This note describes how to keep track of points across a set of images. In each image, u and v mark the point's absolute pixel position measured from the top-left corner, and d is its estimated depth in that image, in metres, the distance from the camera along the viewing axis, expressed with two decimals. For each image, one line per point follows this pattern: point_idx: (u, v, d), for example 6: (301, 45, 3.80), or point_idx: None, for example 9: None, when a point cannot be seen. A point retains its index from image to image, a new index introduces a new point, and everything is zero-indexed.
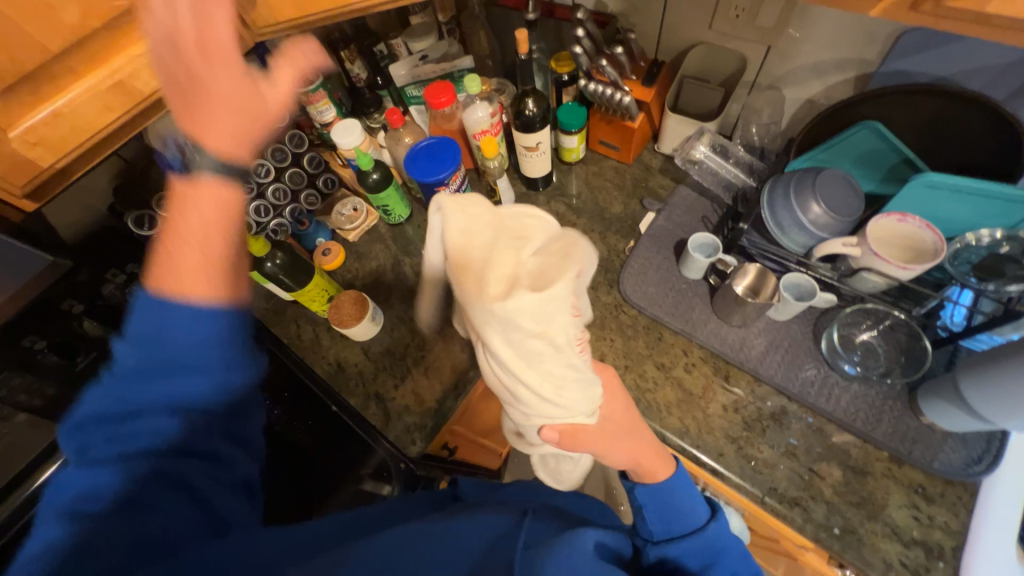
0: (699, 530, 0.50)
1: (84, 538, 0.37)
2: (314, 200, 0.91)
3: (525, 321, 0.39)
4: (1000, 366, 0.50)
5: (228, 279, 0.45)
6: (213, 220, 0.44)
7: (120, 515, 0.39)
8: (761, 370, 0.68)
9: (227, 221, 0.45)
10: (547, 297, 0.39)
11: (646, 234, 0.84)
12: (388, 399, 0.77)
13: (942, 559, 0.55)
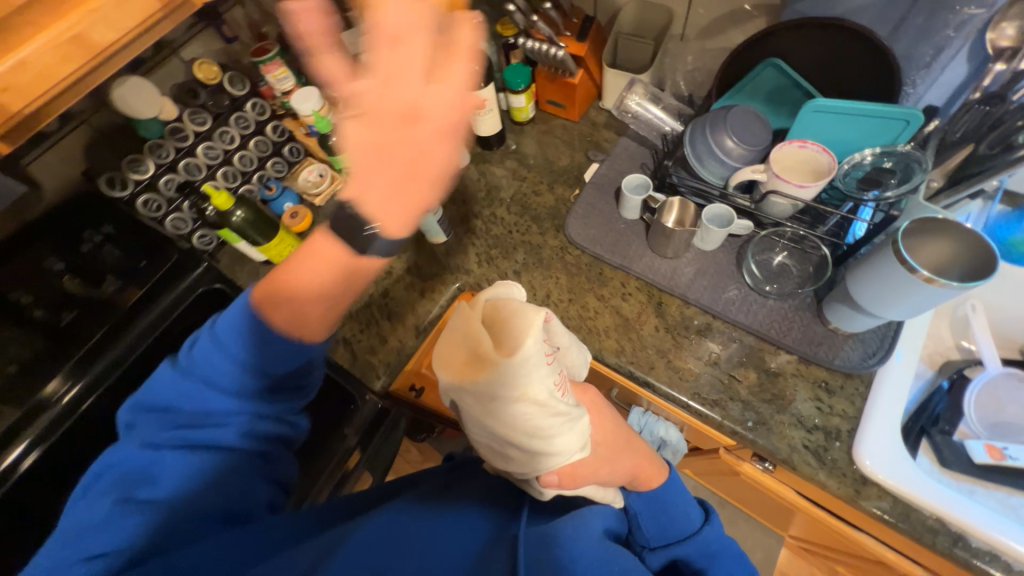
0: (694, 533, 0.61)
1: (154, 516, 0.47)
2: (281, 167, 0.96)
3: (508, 385, 0.49)
4: (874, 260, 0.57)
5: (320, 296, 0.46)
6: (340, 270, 0.46)
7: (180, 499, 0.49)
8: (689, 294, 0.75)
9: (349, 284, 0.47)
10: (517, 360, 0.49)
11: (590, 182, 0.90)
12: (355, 342, 0.84)
13: (839, 440, 0.63)
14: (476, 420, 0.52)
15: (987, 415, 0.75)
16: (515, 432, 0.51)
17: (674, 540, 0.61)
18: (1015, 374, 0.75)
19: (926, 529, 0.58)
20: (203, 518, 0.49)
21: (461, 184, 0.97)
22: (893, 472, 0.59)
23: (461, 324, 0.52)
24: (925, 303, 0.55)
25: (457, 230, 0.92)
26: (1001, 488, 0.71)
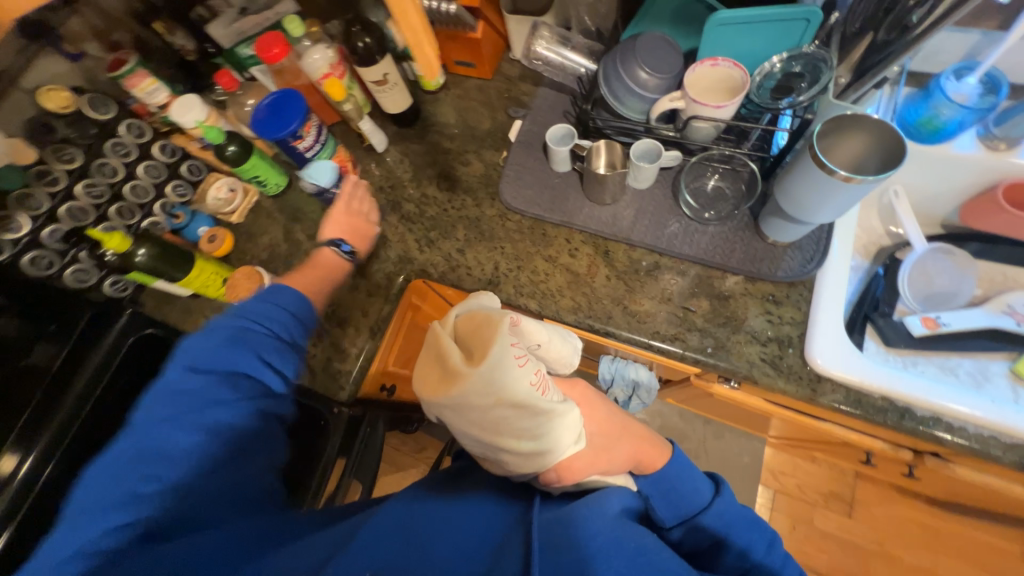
0: (707, 506, 0.62)
1: (171, 502, 0.50)
2: (185, 191, 0.87)
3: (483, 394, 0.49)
4: (796, 168, 0.57)
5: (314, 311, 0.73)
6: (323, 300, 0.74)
7: (196, 480, 0.52)
8: (633, 236, 0.75)
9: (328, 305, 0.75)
10: (489, 364, 0.49)
11: (516, 142, 0.86)
12: (309, 358, 0.80)
13: (792, 346, 0.66)
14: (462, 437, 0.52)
15: (919, 290, 0.81)
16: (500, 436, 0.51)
17: (690, 514, 0.62)
18: (938, 248, 0.80)
19: (878, 410, 0.62)
20: (217, 504, 0.52)
21: (384, 169, 0.92)
22: (852, 367, 0.63)
23: (431, 344, 0.52)
24: (848, 201, 0.57)
25: (391, 219, 0.87)
26: (938, 354, 0.78)
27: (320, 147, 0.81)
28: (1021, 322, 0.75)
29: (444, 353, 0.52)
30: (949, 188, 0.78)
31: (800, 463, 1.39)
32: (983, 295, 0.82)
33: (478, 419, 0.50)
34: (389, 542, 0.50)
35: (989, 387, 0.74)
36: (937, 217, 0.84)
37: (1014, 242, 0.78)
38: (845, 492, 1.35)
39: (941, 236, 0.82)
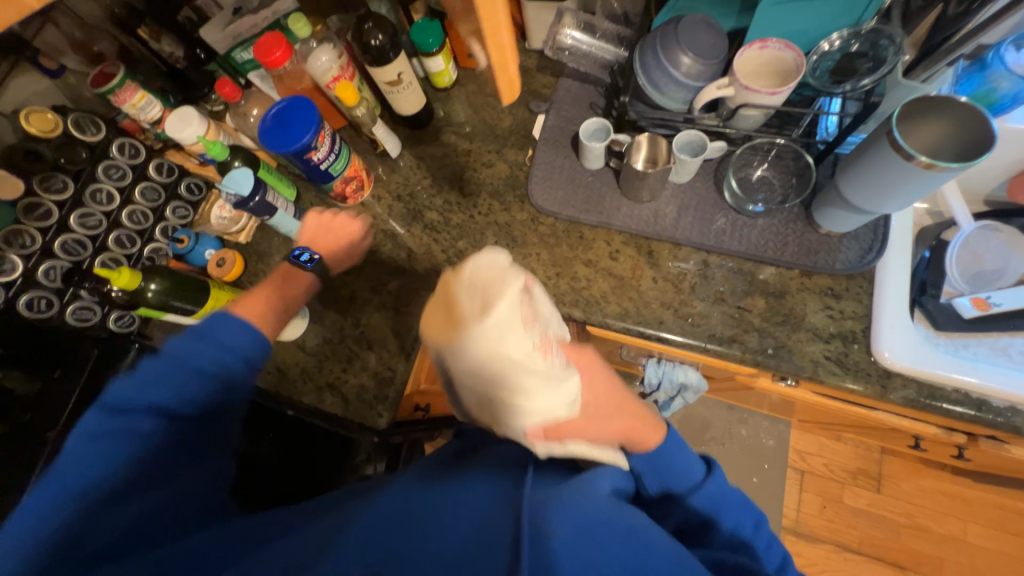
0: (698, 485, 0.57)
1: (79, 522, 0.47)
2: (186, 211, 0.81)
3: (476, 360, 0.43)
4: (867, 155, 0.53)
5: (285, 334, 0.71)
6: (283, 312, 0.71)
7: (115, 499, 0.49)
8: (678, 235, 0.71)
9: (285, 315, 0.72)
10: (493, 319, 0.42)
11: (541, 139, 0.81)
12: (341, 386, 0.75)
13: (857, 342, 0.63)
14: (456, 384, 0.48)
15: (966, 271, 0.79)
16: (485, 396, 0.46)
17: (680, 492, 0.57)
18: (984, 226, 0.78)
19: (952, 402, 0.60)
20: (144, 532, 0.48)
21: (400, 176, 0.86)
22: (921, 358, 0.60)
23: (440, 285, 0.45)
24: (923, 190, 0.53)
25: (413, 229, 0.82)
26: (990, 335, 0.76)
27: (335, 157, 0.75)
28: None
29: (445, 300, 0.44)
30: (998, 164, 0.75)
31: (827, 443, 1.38)
32: None
33: (470, 372, 0.44)
34: (373, 535, 0.43)
35: None
36: (980, 193, 0.82)
37: None
38: (872, 469, 1.35)
39: (986, 213, 0.80)
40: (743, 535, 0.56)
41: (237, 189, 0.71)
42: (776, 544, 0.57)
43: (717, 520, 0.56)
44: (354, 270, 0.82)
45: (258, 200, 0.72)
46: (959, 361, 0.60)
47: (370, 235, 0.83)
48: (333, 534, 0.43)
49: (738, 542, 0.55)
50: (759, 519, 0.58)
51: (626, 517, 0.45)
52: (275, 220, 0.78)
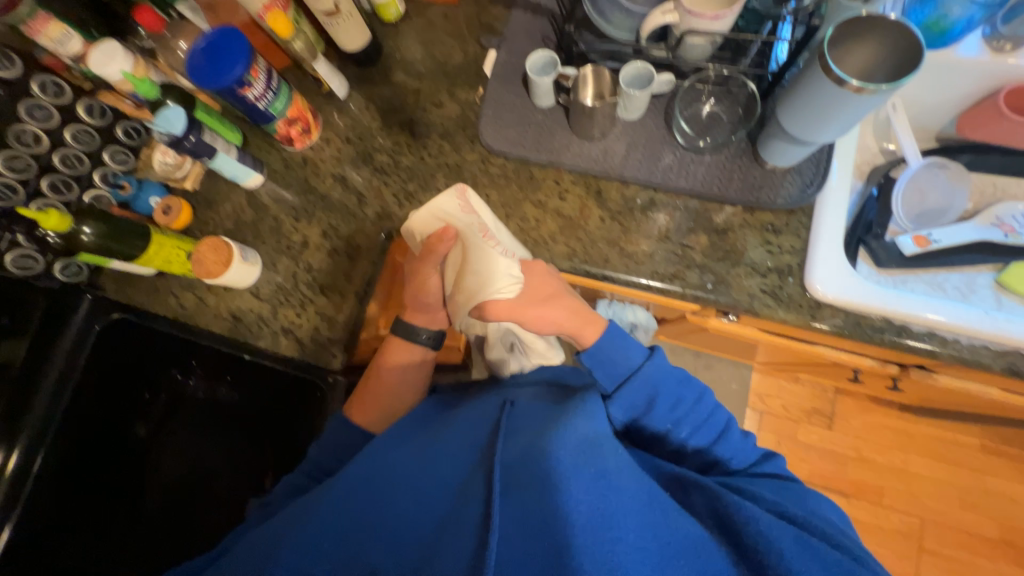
0: (638, 369, 0.63)
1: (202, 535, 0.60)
2: (125, 157, 0.79)
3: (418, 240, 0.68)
4: (801, 81, 0.53)
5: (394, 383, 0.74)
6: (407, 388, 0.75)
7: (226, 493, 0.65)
8: (626, 173, 0.71)
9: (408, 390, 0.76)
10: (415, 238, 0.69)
11: (492, 76, 0.79)
12: (296, 329, 0.76)
13: (792, 275, 0.65)
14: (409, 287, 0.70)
15: (911, 209, 0.80)
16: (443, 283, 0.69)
17: (626, 378, 0.63)
18: (932, 163, 0.79)
19: (876, 330, 0.63)
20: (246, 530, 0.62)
21: (349, 118, 0.83)
22: (857, 292, 0.62)
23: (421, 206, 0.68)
24: (854, 117, 0.53)
25: (364, 173, 0.80)
26: (928, 271, 0.78)
27: (273, 96, 0.73)
28: (1009, 232, 0.77)
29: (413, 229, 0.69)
30: (947, 99, 0.75)
31: (785, 385, 1.45)
32: (973, 208, 0.82)
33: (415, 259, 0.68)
34: (373, 490, 0.55)
35: (974, 297, 0.76)
36: (931, 130, 0.82)
37: (1009, 151, 0.77)
38: (826, 407, 1.43)
39: (934, 151, 0.81)
40: (684, 408, 0.62)
41: (170, 128, 0.68)
42: (719, 411, 0.64)
43: (658, 398, 0.62)
44: (305, 216, 0.81)
45: (192, 142, 0.70)
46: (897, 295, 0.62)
47: (320, 179, 0.82)
48: (346, 494, 0.55)
49: (675, 416, 0.62)
50: (703, 389, 0.64)
51: (596, 461, 0.51)
52: (214, 162, 0.75)
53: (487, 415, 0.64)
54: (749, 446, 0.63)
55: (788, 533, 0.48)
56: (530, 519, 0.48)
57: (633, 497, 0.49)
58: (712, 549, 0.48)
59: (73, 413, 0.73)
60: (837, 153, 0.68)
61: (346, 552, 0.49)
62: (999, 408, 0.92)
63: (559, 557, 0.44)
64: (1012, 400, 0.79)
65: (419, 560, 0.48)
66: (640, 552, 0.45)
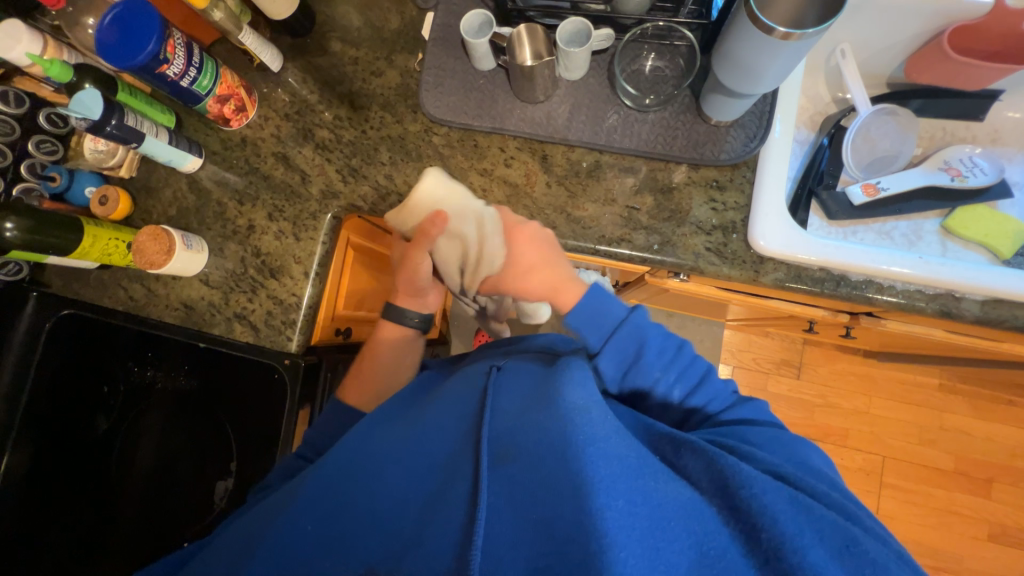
0: (621, 320, 0.59)
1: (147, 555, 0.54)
2: (53, 146, 0.76)
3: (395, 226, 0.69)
4: (730, 31, 0.52)
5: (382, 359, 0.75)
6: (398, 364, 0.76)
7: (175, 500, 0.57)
8: (571, 135, 0.69)
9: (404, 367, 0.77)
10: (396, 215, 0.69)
11: (430, 40, 0.75)
12: (249, 315, 0.76)
13: (736, 232, 0.65)
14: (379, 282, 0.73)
15: (862, 158, 0.80)
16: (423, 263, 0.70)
17: (611, 330, 0.59)
18: (882, 110, 0.78)
19: (817, 281, 0.64)
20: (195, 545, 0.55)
21: (286, 93, 0.79)
22: (806, 249, 0.63)
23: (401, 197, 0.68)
24: (789, 64, 0.52)
25: (305, 151, 0.78)
26: (877, 220, 0.78)
27: (197, 73, 0.69)
28: (956, 175, 0.77)
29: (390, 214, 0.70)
30: (896, 42, 0.74)
31: (755, 339, 1.49)
32: (923, 154, 0.82)
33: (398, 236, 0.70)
34: (339, 486, 0.50)
35: (921, 244, 0.77)
36: (882, 76, 0.81)
37: (958, 92, 0.77)
38: (794, 358, 1.48)
39: (885, 97, 0.80)
40: (667, 357, 0.58)
41: (87, 113, 0.65)
42: (701, 360, 0.60)
43: (646, 349, 0.58)
44: (249, 198, 0.78)
45: (113, 127, 0.66)
46: (847, 249, 0.63)
47: (262, 159, 0.79)
48: (300, 495, 0.49)
49: (665, 365, 0.58)
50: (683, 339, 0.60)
51: (583, 426, 0.44)
52: (144, 148, 0.72)
53: (473, 386, 0.58)
54: (727, 392, 0.59)
55: (783, 495, 0.40)
56: (511, 499, 0.43)
57: (621, 462, 0.42)
58: (708, 515, 0.40)
59: (33, 411, 0.73)
60: (778, 106, 0.67)
61: (327, 542, 0.45)
62: (949, 349, 0.96)
63: (545, 534, 0.40)
64: (956, 341, 0.82)
65: (401, 549, 0.43)
66: (628, 521, 0.38)
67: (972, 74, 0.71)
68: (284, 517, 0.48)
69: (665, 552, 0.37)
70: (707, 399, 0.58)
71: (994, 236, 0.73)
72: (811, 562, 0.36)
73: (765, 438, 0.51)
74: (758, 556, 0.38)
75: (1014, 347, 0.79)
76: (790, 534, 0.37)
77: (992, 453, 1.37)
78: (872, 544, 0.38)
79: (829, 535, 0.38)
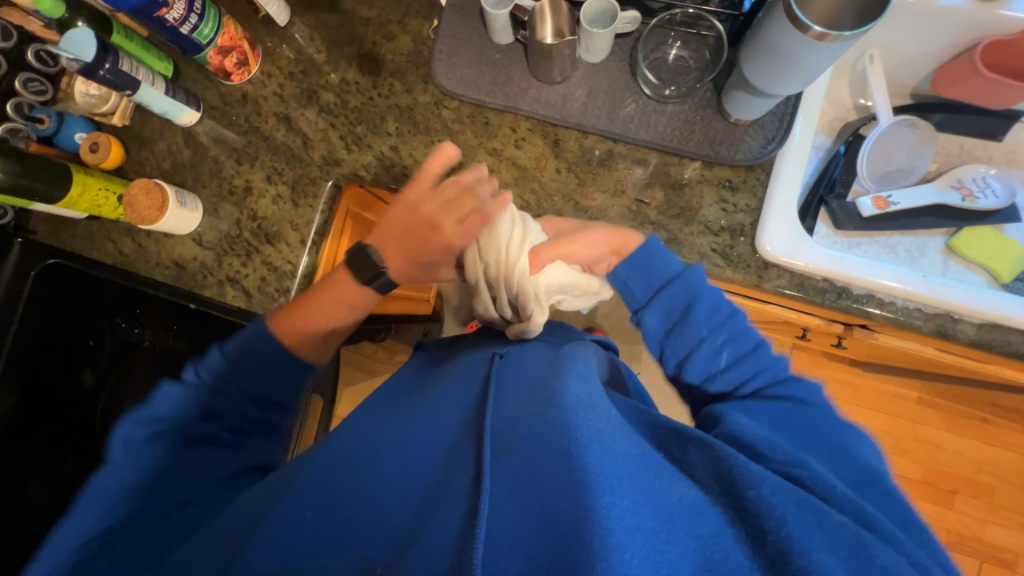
0: (678, 273, 0.57)
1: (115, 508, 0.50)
2: (41, 86, 0.72)
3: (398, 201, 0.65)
4: (763, 26, 0.49)
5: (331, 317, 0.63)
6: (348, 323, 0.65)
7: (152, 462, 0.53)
8: (585, 121, 0.67)
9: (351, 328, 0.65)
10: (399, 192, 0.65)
11: (447, 6, 0.71)
12: (242, 279, 0.74)
13: (744, 235, 0.64)
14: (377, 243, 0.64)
15: (876, 169, 0.79)
16: (448, 217, 0.63)
17: (662, 283, 0.58)
18: (903, 121, 0.77)
19: (818, 291, 0.64)
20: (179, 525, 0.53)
21: (291, 50, 0.76)
22: (813, 257, 0.62)
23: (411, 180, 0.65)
24: (818, 66, 0.50)
25: (309, 113, 0.74)
26: (882, 235, 0.78)
27: (198, 20, 0.65)
28: (967, 195, 0.77)
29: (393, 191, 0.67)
30: (926, 51, 0.72)
31: None
32: (936, 170, 0.81)
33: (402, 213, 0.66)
34: (327, 470, 0.46)
35: (923, 261, 0.76)
36: (906, 86, 0.79)
37: (980, 110, 0.76)
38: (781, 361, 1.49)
39: (907, 108, 0.78)
40: (722, 314, 0.55)
41: (78, 54, 0.61)
42: (753, 326, 0.55)
43: (696, 306, 0.55)
44: (248, 159, 0.75)
45: (106, 71, 0.63)
46: (855, 262, 0.62)
47: (262, 119, 0.76)
48: (289, 478, 0.47)
49: (714, 326, 0.55)
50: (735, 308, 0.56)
51: (585, 420, 0.42)
52: (139, 97, 0.69)
53: (473, 376, 0.56)
54: (781, 365, 0.54)
55: (791, 497, 0.37)
56: (512, 492, 0.40)
57: (626, 458, 0.39)
58: (712, 517, 0.37)
59: (15, 357, 0.71)
60: (800, 108, 0.65)
61: (318, 534, 0.40)
62: (935, 366, 0.97)
63: (545, 528, 0.36)
64: (944, 359, 0.83)
65: (392, 542, 0.38)
66: (632, 521, 0.35)
67: (998, 92, 0.70)
68: (285, 500, 0.43)
69: (669, 554, 0.33)
70: (749, 371, 0.53)
71: (997, 259, 0.73)
72: (818, 566, 0.33)
73: (804, 420, 0.47)
74: (762, 558, 0.35)
75: (1001, 370, 0.80)
76: (800, 540, 0.34)
77: (960, 467, 1.42)
78: (885, 553, 0.34)
79: (837, 541, 0.35)
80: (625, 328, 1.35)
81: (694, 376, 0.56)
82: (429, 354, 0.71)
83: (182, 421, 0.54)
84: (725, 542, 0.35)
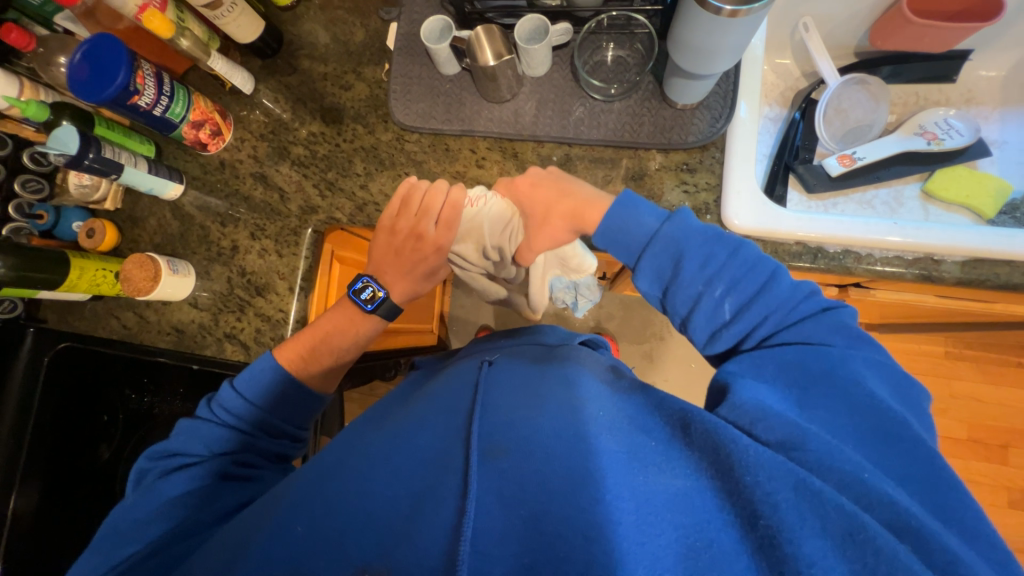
0: (653, 234, 0.54)
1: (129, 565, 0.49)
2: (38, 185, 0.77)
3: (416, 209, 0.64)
4: (683, 15, 0.52)
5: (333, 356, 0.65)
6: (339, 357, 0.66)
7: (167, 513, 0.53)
8: (538, 131, 0.70)
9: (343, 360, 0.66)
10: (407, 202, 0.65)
11: (396, 49, 0.76)
12: (239, 333, 0.77)
13: (710, 213, 0.65)
14: (375, 251, 0.66)
15: (836, 128, 0.80)
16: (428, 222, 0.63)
17: (643, 245, 0.54)
18: (852, 79, 0.78)
19: (795, 256, 0.64)
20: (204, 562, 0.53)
21: (259, 113, 0.81)
22: (784, 224, 0.63)
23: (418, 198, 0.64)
24: (741, 40, 0.52)
25: (282, 168, 0.79)
26: (855, 191, 0.77)
27: (169, 100, 0.70)
28: (931, 139, 0.77)
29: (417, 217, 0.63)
30: (858, 9, 0.74)
31: None
32: (898, 120, 0.82)
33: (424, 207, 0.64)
34: (319, 492, 0.46)
35: (902, 211, 0.75)
36: (848, 47, 0.82)
37: (925, 56, 0.77)
38: None
39: (853, 67, 0.80)
40: (715, 265, 0.51)
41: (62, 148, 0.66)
42: (763, 263, 0.50)
43: (685, 260, 0.52)
44: (231, 220, 0.79)
45: (91, 160, 0.68)
46: (825, 222, 0.62)
47: (241, 180, 0.80)
48: (275, 507, 0.46)
49: (710, 278, 0.51)
50: (740, 240, 0.52)
51: (573, 422, 0.43)
52: (124, 179, 0.73)
53: (466, 381, 0.56)
54: (802, 305, 0.48)
55: (786, 478, 0.35)
56: (497, 494, 0.40)
57: (613, 456, 0.40)
58: (699, 504, 0.37)
59: (35, 447, 0.71)
60: (741, 87, 0.67)
61: (317, 546, 0.41)
62: (947, 315, 0.94)
63: (531, 529, 0.38)
64: (949, 305, 0.81)
65: (383, 549, 0.39)
66: (616, 516, 0.36)
67: (934, 35, 0.72)
68: (274, 522, 0.44)
69: (650, 545, 0.34)
70: (759, 314, 0.49)
71: (975, 196, 0.72)
72: (807, 554, 0.32)
73: (817, 368, 0.43)
74: (750, 543, 0.34)
75: (1011, 307, 0.78)
76: (786, 527, 0.33)
77: (1006, 417, 1.35)
78: (883, 532, 0.32)
79: (822, 519, 0.33)
80: (629, 328, 1.34)
81: (699, 333, 0.52)
82: (424, 369, 0.72)
83: (187, 473, 0.55)
84: (712, 532, 0.35)
